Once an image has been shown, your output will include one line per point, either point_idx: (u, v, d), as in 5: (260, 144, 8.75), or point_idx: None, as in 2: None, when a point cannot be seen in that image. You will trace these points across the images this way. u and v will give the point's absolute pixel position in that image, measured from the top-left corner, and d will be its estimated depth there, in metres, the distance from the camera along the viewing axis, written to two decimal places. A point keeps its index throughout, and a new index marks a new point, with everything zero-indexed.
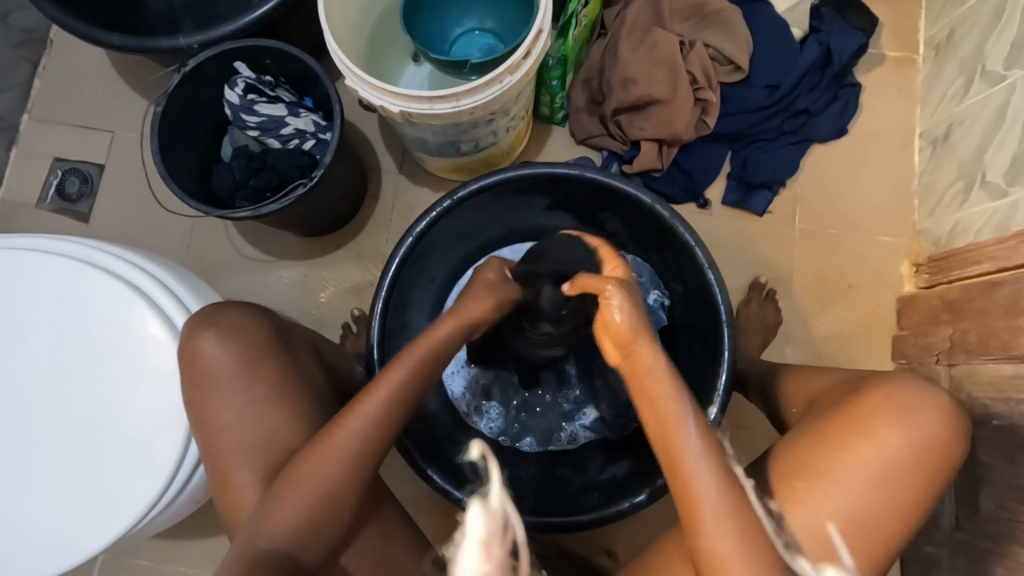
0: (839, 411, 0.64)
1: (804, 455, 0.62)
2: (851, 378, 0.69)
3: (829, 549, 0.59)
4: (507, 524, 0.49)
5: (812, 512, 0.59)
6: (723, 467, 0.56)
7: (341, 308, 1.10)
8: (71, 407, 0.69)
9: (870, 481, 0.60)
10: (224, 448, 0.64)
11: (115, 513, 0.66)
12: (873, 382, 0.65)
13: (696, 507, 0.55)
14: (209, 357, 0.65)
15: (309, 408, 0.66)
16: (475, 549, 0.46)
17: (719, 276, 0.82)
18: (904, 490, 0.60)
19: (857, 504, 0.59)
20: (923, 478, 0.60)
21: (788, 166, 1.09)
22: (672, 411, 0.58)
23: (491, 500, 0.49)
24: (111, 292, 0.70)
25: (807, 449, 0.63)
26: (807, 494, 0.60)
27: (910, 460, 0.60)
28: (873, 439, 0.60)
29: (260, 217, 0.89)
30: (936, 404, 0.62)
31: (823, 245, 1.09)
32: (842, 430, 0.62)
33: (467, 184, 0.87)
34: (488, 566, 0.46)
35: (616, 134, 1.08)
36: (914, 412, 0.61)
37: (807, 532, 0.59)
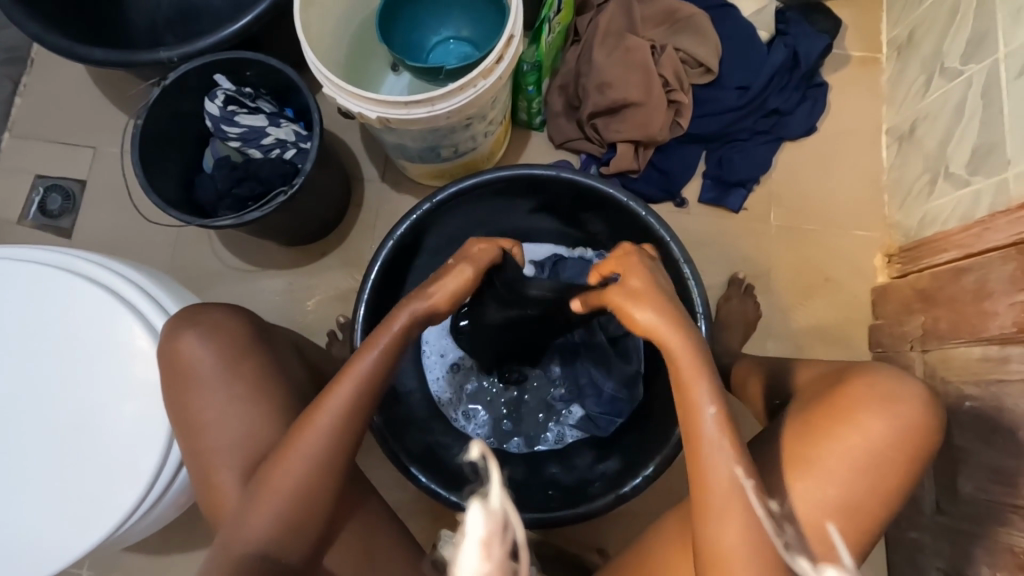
0: (820, 403, 0.65)
1: (794, 445, 0.64)
2: (834, 370, 0.71)
3: (826, 547, 0.60)
4: (507, 525, 0.45)
5: (803, 503, 0.61)
6: (739, 462, 0.58)
7: (327, 315, 1.11)
8: (51, 414, 0.69)
9: (856, 470, 0.61)
10: (207, 447, 0.64)
11: (96, 519, 0.66)
12: (853, 372, 0.67)
13: (711, 497, 0.58)
14: (190, 357, 0.65)
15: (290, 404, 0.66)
16: (474, 550, 0.43)
17: (695, 269, 0.84)
18: (889, 476, 0.61)
19: (845, 493, 0.61)
20: (906, 462, 0.62)
21: (762, 164, 1.12)
22: (697, 399, 0.60)
23: (490, 498, 0.45)
24: (92, 298, 0.70)
25: (797, 439, 0.64)
26: (799, 484, 0.61)
27: (891, 446, 0.62)
28: (856, 428, 0.62)
29: (242, 225, 0.89)
30: (915, 392, 0.63)
31: (798, 239, 1.12)
32: (825, 421, 0.63)
33: (447, 187, 0.88)
34: (488, 567, 0.43)
35: (594, 137, 1.10)
36: (896, 401, 0.63)
37: (798, 527, 0.61)
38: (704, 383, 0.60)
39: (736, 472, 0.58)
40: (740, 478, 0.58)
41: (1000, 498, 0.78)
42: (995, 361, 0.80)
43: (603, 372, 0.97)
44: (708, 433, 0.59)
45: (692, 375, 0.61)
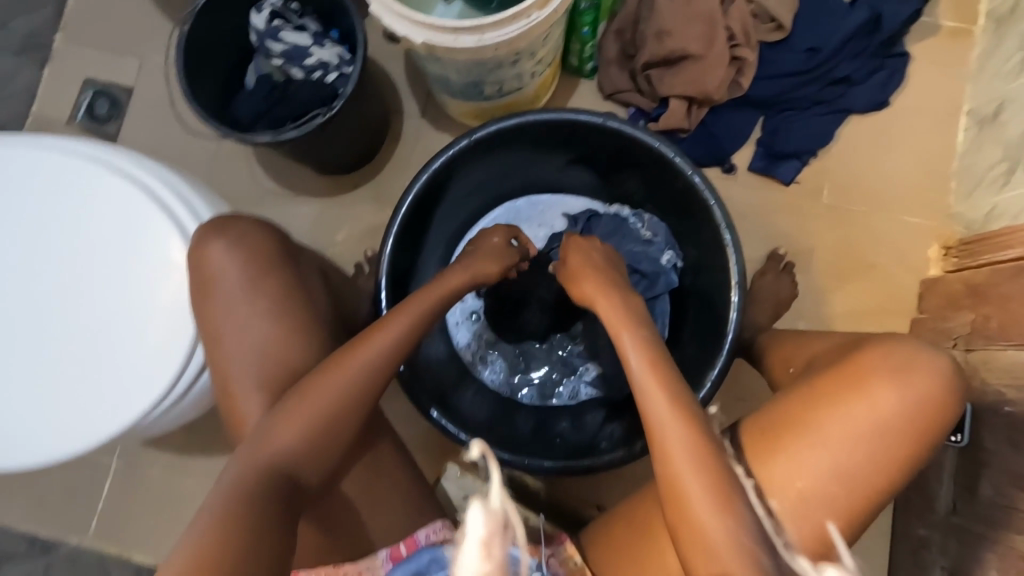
0: (835, 369, 0.61)
1: (794, 408, 0.61)
2: (851, 340, 0.67)
3: (809, 515, 0.58)
4: (508, 525, 0.47)
5: (797, 465, 0.59)
6: (675, 397, 0.61)
7: (354, 248, 1.11)
8: (83, 305, 0.71)
9: (862, 440, 0.58)
10: (228, 356, 0.65)
11: (119, 409, 0.69)
12: (872, 342, 0.63)
13: (652, 433, 0.60)
14: (218, 265, 0.66)
15: (314, 325, 0.68)
16: (475, 549, 0.45)
17: (736, 236, 0.80)
18: (896, 449, 0.58)
19: (842, 460, 0.58)
20: (917, 436, 0.58)
21: (821, 136, 1.05)
22: (624, 346, 0.66)
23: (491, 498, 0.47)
24: (129, 196, 0.71)
25: (797, 402, 0.61)
26: (794, 446, 0.59)
27: (902, 417, 0.58)
28: (868, 396, 0.58)
29: (279, 143, 0.88)
30: (937, 365, 0.59)
31: (848, 220, 1.06)
32: (837, 389, 0.60)
33: (487, 126, 0.85)
34: (488, 566, 0.44)
35: (645, 89, 1.04)
36: (912, 372, 0.59)
37: (786, 491, 0.58)
38: (630, 333, 0.67)
39: (669, 406, 0.60)
40: (675, 412, 0.60)
41: (1020, 506, 0.75)
42: None
43: None
44: (637, 377, 0.63)
45: (618, 326, 0.68)
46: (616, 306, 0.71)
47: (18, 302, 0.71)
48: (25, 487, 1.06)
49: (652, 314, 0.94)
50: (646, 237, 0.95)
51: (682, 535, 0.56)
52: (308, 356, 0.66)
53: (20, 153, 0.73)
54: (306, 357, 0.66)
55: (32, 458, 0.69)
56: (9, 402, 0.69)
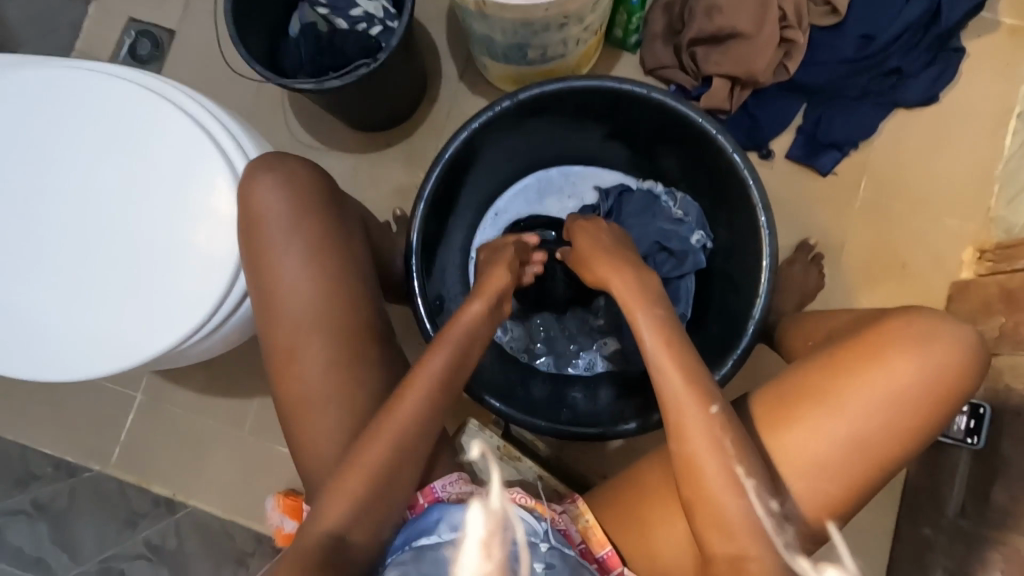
0: (853, 339, 0.61)
1: (811, 378, 0.60)
2: (869, 313, 0.67)
3: (821, 482, 0.58)
4: (505, 526, 0.52)
5: (811, 434, 0.59)
6: (690, 374, 0.61)
7: (383, 207, 1.12)
8: (130, 231, 0.72)
9: (877, 409, 0.58)
10: (268, 294, 0.66)
11: (159, 334, 0.70)
12: (893, 313, 0.62)
13: (667, 407, 0.61)
14: (263, 204, 0.66)
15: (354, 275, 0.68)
16: (476, 547, 0.50)
17: (772, 219, 0.79)
18: (912, 419, 0.58)
19: (858, 429, 0.58)
20: (933, 407, 0.58)
21: (865, 128, 1.03)
22: (637, 321, 0.66)
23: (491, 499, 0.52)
24: (180, 128, 0.72)
25: (814, 372, 0.61)
26: (810, 415, 0.59)
27: (919, 387, 0.58)
28: (885, 366, 0.58)
29: (321, 92, 0.87)
30: (957, 335, 0.59)
31: (883, 216, 1.04)
32: (854, 359, 0.59)
33: (529, 88, 0.84)
34: (488, 565, 0.49)
35: (689, 67, 1.02)
36: (932, 341, 0.58)
37: (799, 460, 0.59)
38: (641, 308, 0.67)
39: (685, 385, 0.61)
40: (694, 394, 0.60)
41: None
42: None
43: None
44: (649, 352, 0.64)
45: (631, 302, 0.68)
46: (627, 278, 0.70)
47: (67, 224, 0.72)
48: (55, 412, 1.10)
49: (677, 293, 0.94)
50: (677, 216, 0.94)
51: (698, 510, 0.57)
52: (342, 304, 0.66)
53: (77, 75, 0.74)
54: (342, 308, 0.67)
55: (69, 372, 0.70)
56: (53, 318, 0.71)
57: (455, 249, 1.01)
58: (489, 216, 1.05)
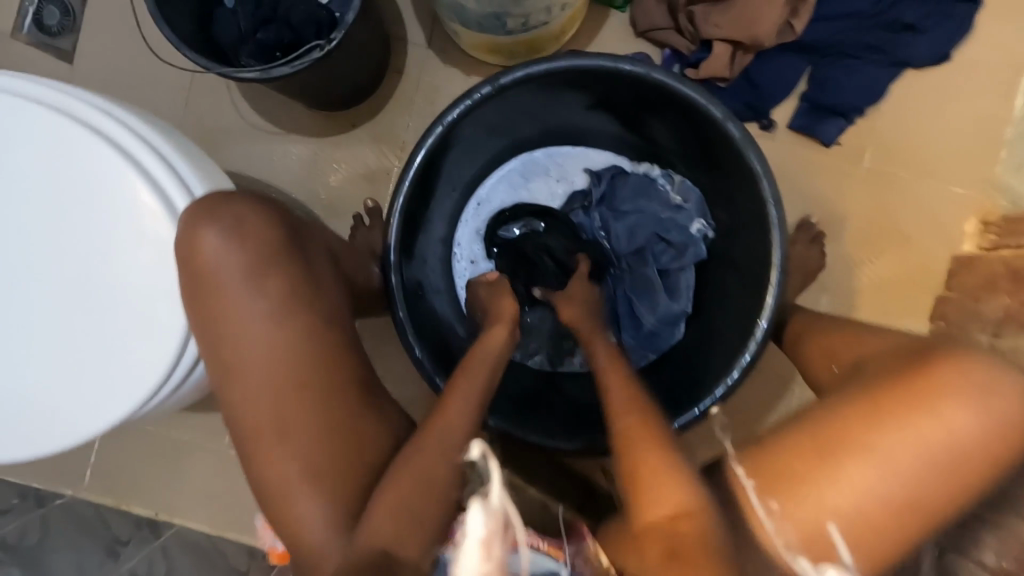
0: (905, 384, 0.57)
1: (859, 425, 0.56)
2: (913, 347, 0.62)
3: (867, 541, 0.54)
4: (508, 523, 0.42)
5: (859, 491, 0.54)
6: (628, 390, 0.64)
7: (352, 196, 1.00)
8: (45, 284, 0.58)
9: (925, 457, 0.54)
10: (229, 368, 0.53)
11: (97, 408, 0.57)
12: (944, 353, 0.58)
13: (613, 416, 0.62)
14: (212, 258, 0.54)
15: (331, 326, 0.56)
16: (474, 548, 0.41)
17: (783, 215, 0.71)
18: (965, 474, 0.55)
19: (908, 485, 0.54)
20: (987, 462, 0.55)
21: (873, 92, 0.95)
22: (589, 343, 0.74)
23: (491, 495, 0.43)
24: (93, 150, 0.57)
25: (863, 418, 0.56)
26: (859, 470, 0.55)
27: (970, 437, 0.55)
28: (939, 414, 0.55)
29: (268, 81, 0.74)
30: (1017, 385, 0.56)
31: (887, 188, 0.99)
32: (901, 402, 0.56)
33: (513, 70, 0.72)
34: (488, 567, 0.41)
35: (686, 29, 0.92)
36: (990, 391, 0.55)
37: (846, 521, 0.54)
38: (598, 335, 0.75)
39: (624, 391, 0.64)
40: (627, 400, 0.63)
41: None
42: None
43: (646, 305, 0.87)
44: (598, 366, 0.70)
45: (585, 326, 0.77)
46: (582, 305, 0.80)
47: None
48: None
49: (677, 287, 0.88)
50: (676, 202, 0.87)
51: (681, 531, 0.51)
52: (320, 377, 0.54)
53: None
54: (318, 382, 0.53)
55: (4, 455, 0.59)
56: None
57: (436, 242, 0.92)
58: (470, 206, 0.95)
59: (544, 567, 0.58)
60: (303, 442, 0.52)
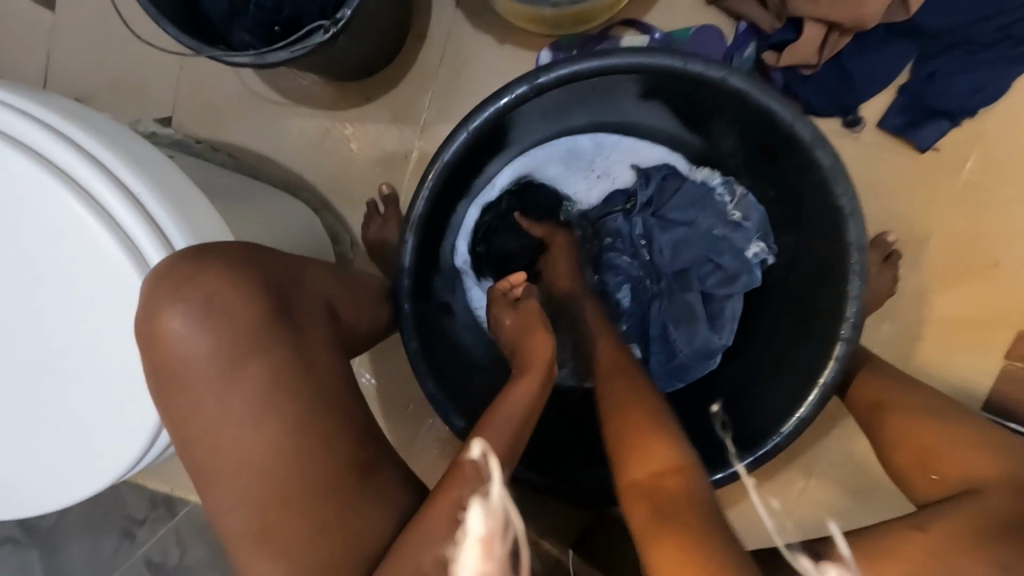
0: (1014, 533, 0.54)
1: (951, 551, 0.53)
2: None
3: None
4: (509, 522, 0.43)
5: None
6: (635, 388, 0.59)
7: (366, 180, 0.90)
8: (14, 338, 0.50)
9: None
10: (211, 460, 0.48)
11: (77, 475, 0.52)
12: None
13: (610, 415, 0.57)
14: (180, 341, 0.47)
15: (314, 415, 0.48)
16: (473, 549, 0.41)
17: (866, 260, 0.61)
18: None
19: None
20: None
21: (994, 90, 0.78)
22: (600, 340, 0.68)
23: (493, 494, 0.44)
24: (48, 185, 0.46)
25: (958, 547, 0.53)
26: None
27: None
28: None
29: (264, 67, 0.62)
30: None
31: (985, 206, 0.84)
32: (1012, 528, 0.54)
33: (556, 66, 0.60)
34: (485, 567, 0.41)
35: (771, 1, 0.76)
36: None
37: None
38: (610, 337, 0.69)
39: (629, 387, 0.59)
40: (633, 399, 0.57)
41: None
42: None
43: (686, 333, 0.77)
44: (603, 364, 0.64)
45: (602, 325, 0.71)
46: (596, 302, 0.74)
47: None
48: None
49: (722, 318, 0.77)
50: (733, 219, 0.76)
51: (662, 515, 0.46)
52: (313, 468, 0.47)
53: None
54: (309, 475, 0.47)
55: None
56: None
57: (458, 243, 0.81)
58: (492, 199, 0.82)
59: None
60: (297, 536, 0.47)
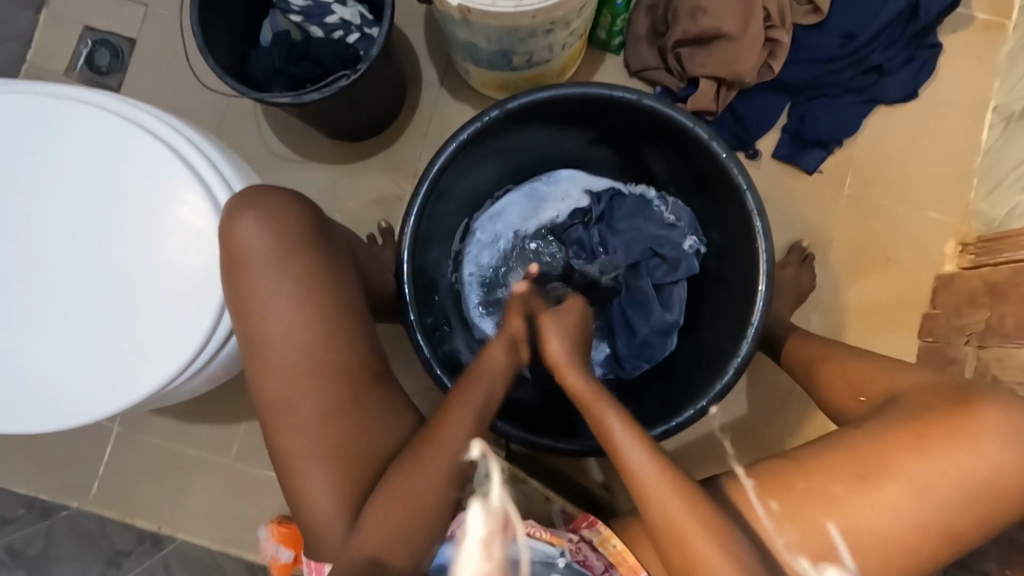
0: (920, 421, 0.63)
1: (865, 457, 0.63)
2: (934, 390, 0.67)
3: (827, 548, 0.62)
4: (505, 526, 0.52)
5: (861, 527, 0.61)
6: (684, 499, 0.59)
7: (368, 217, 1.07)
8: (101, 270, 0.66)
9: (951, 496, 0.61)
10: (265, 339, 0.63)
11: (136, 378, 0.65)
12: (961, 404, 0.63)
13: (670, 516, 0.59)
14: (245, 240, 0.63)
15: (344, 309, 0.65)
16: (475, 547, 0.50)
17: (767, 224, 0.77)
18: (953, 510, 0.61)
19: (899, 520, 0.61)
20: (966, 500, 0.61)
21: (850, 125, 1.03)
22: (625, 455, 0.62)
23: (491, 500, 0.52)
24: (156, 160, 0.67)
25: (869, 448, 0.63)
26: (859, 509, 0.62)
27: (1008, 474, 0.61)
28: (976, 461, 0.61)
29: (299, 106, 0.84)
30: (1009, 435, 0.61)
31: (870, 214, 1.05)
32: (932, 436, 0.62)
33: (518, 96, 0.80)
34: (488, 565, 0.50)
35: (674, 69, 1.02)
36: (976, 440, 0.61)
37: (809, 538, 0.62)
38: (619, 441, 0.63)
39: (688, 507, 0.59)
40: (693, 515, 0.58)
41: None
42: None
43: (642, 316, 0.91)
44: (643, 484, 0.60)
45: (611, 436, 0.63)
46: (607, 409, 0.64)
47: (17, 267, 0.66)
48: (24, 449, 1.04)
49: (670, 301, 0.92)
50: (670, 221, 0.93)
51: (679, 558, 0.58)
52: (345, 348, 0.64)
53: (29, 102, 0.68)
54: (346, 352, 0.64)
55: (38, 425, 0.65)
56: (16, 363, 0.65)
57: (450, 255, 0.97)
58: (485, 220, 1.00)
59: (544, 552, 0.64)
60: (337, 402, 0.63)
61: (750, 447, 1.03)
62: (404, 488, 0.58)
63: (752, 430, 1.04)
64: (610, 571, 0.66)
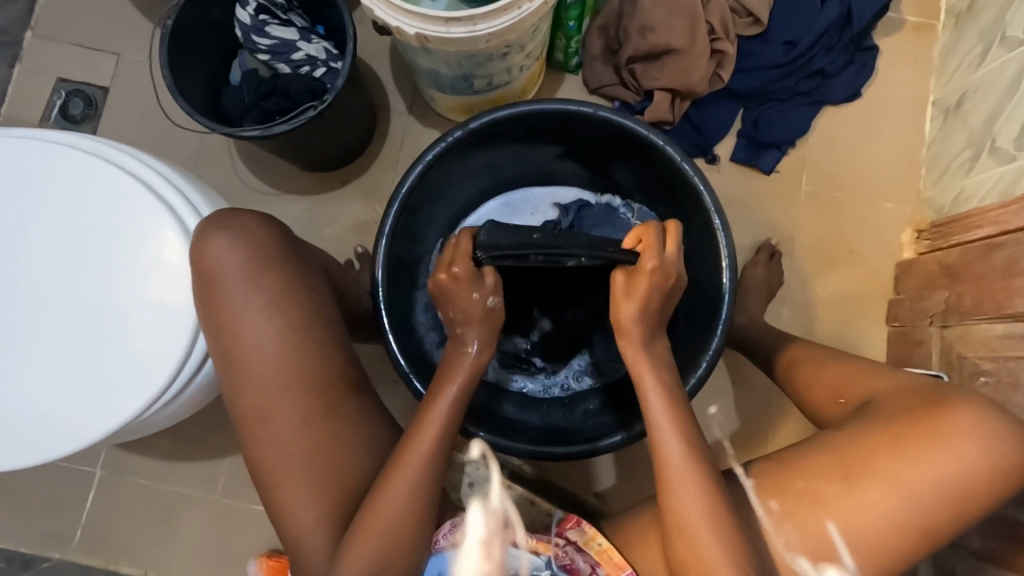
0: (900, 422, 0.65)
1: (848, 457, 0.65)
2: (914, 390, 0.69)
3: (822, 549, 0.64)
4: (504, 525, 0.65)
5: (850, 526, 0.63)
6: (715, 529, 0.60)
7: (345, 244, 1.10)
8: (76, 303, 0.67)
9: (934, 490, 0.62)
10: (243, 360, 0.64)
11: (112, 407, 0.65)
12: (939, 403, 0.65)
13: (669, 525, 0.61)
14: (218, 262, 0.64)
15: (319, 326, 0.67)
16: (477, 547, 0.62)
17: (725, 221, 0.81)
18: (939, 507, 0.62)
19: (884, 517, 0.63)
20: (950, 497, 0.62)
21: (800, 125, 1.09)
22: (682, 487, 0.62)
23: (491, 502, 0.65)
24: (128, 193, 0.69)
25: (853, 450, 0.65)
26: (845, 507, 0.63)
27: (985, 462, 0.62)
28: (952, 452, 0.62)
29: (269, 138, 0.87)
30: (984, 430, 0.63)
31: (828, 208, 1.10)
32: (912, 436, 0.64)
33: (480, 116, 0.84)
34: (488, 564, 0.61)
35: (630, 84, 1.07)
36: (955, 440, 0.63)
37: (802, 539, 0.64)
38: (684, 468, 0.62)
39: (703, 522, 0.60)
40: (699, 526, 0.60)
41: None
42: (1016, 337, 0.82)
43: None
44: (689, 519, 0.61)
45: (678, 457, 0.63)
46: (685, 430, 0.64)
47: None
48: (2, 502, 1.02)
49: None
50: (636, 227, 0.98)
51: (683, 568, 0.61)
52: (322, 365, 0.65)
53: (2, 145, 0.70)
54: (323, 369, 0.65)
55: (13, 461, 0.65)
56: None
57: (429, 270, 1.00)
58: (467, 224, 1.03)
59: (532, 563, 0.64)
60: (317, 420, 0.64)
61: (734, 443, 1.05)
62: (384, 496, 0.61)
63: (734, 425, 1.05)
64: (597, 571, 0.66)
